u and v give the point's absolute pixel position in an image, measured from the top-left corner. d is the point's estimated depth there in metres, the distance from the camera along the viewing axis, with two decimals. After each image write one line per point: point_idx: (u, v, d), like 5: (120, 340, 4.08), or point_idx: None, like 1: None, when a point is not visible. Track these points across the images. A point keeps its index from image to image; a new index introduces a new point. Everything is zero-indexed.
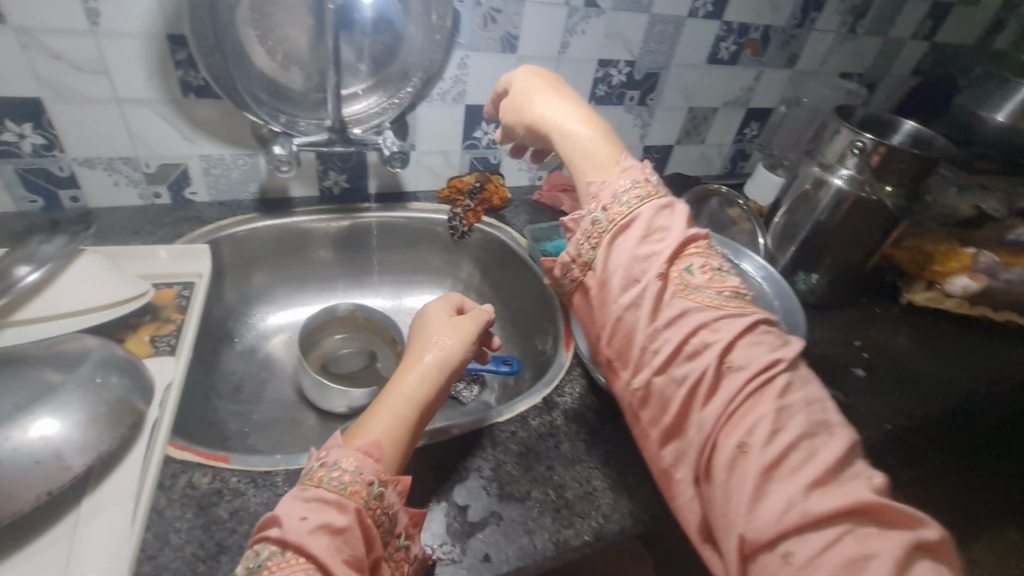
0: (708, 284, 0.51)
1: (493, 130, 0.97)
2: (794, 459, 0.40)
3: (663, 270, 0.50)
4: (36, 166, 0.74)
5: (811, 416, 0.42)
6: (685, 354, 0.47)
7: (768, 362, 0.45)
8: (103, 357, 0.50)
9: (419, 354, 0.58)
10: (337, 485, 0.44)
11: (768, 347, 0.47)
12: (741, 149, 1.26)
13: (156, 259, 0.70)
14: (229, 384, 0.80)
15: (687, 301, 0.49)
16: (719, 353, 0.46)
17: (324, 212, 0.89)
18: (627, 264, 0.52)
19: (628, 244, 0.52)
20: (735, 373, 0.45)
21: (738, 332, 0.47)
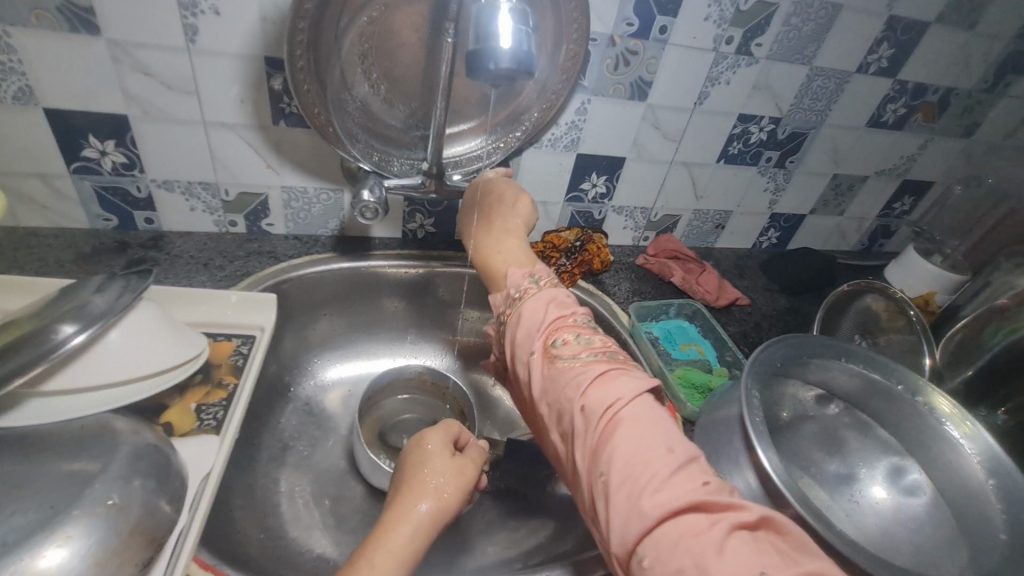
0: (573, 346, 0.50)
1: (602, 183, 0.84)
2: (640, 474, 0.40)
3: (534, 336, 0.52)
4: (114, 185, 0.68)
5: (629, 431, 0.43)
6: (563, 410, 0.47)
7: (614, 398, 0.45)
8: (134, 453, 0.41)
9: (413, 497, 0.48)
10: None
11: (617, 386, 0.46)
12: (886, 225, 1.06)
13: (222, 305, 0.62)
14: (277, 443, 0.71)
15: (557, 364, 0.49)
16: (578, 400, 0.46)
17: (404, 259, 0.80)
18: (521, 345, 0.53)
19: (515, 330, 0.54)
20: (592, 411, 0.45)
21: (594, 377, 0.47)
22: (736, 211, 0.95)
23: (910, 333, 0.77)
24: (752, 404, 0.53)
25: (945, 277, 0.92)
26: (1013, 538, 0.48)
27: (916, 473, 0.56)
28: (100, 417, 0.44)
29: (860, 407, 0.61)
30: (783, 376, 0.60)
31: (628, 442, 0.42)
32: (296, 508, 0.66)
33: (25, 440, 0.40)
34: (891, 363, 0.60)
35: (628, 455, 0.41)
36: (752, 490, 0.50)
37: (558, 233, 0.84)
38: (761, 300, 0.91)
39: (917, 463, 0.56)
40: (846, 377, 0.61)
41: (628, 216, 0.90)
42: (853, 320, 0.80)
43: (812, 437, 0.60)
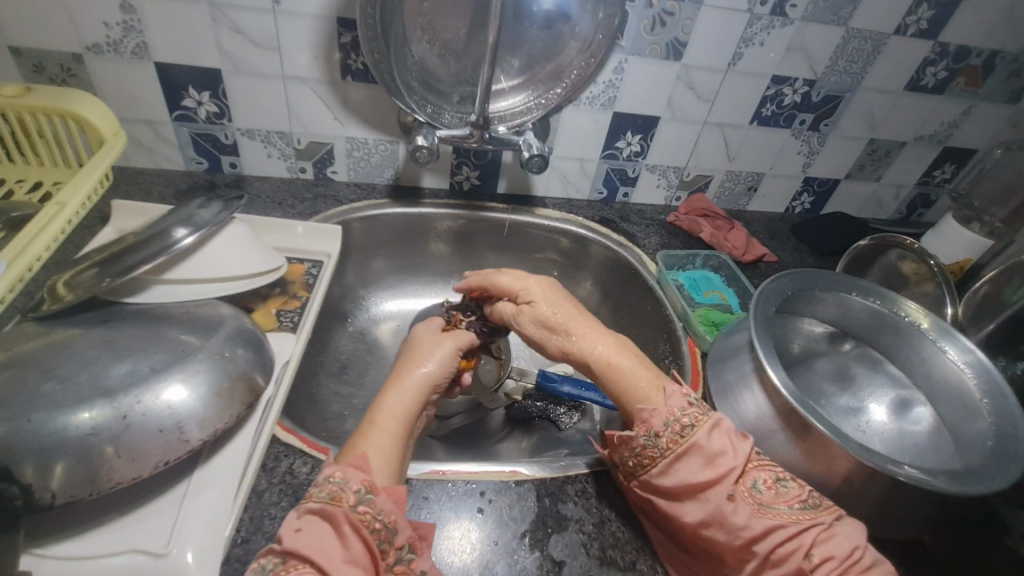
0: (778, 498, 0.47)
1: (636, 141, 0.89)
2: None
3: (733, 479, 0.47)
4: (207, 132, 0.79)
5: None
6: (788, 564, 0.44)
7: (848, 546, 0.44)
8: (235, 327, 0.50)
9: (416, 364, 0.57)
10: (326, 496, 0.42)
11: (843, 536, 0.45)
12: (926, 193, 1.06)
13: (292, 234, 0.72)
14: (337, 362, 0.81)
15: (772, 519, 0.45)
16: (808, 550, 0.44)
17: (450, 206, 0.88)
18: (702, 476, 0.47)
19: (692, 471, 0.48)
20: (830, 565, 0.43)
21: (820, 530, 0.45)
22: (769, 174, 0.98)
23: (936, 289, 0.79)
24: (761, 328, 0.58)
25: (981, 241, 0.92)
26: (998, 430, 0.52)
27: (921, 406, 0.60)
28: (206, 303, 0.54)
29: (870, 343, 0.65)
30: (795, 309, 0.66)
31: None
32: (353, 414, 0.75)
33: (153, 312, 0.50)
34: (889, 292, 0.64)
35: None
36: (761, 404, 0.56)
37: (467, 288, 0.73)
38: (789, 259, 0.94)
39: (923, 396, 0.61)
40: (853, 313, 0.65)
41: (661, 175, 0.95)
42: (877, 274, 0.85)
43: (825, 371, 0.65)
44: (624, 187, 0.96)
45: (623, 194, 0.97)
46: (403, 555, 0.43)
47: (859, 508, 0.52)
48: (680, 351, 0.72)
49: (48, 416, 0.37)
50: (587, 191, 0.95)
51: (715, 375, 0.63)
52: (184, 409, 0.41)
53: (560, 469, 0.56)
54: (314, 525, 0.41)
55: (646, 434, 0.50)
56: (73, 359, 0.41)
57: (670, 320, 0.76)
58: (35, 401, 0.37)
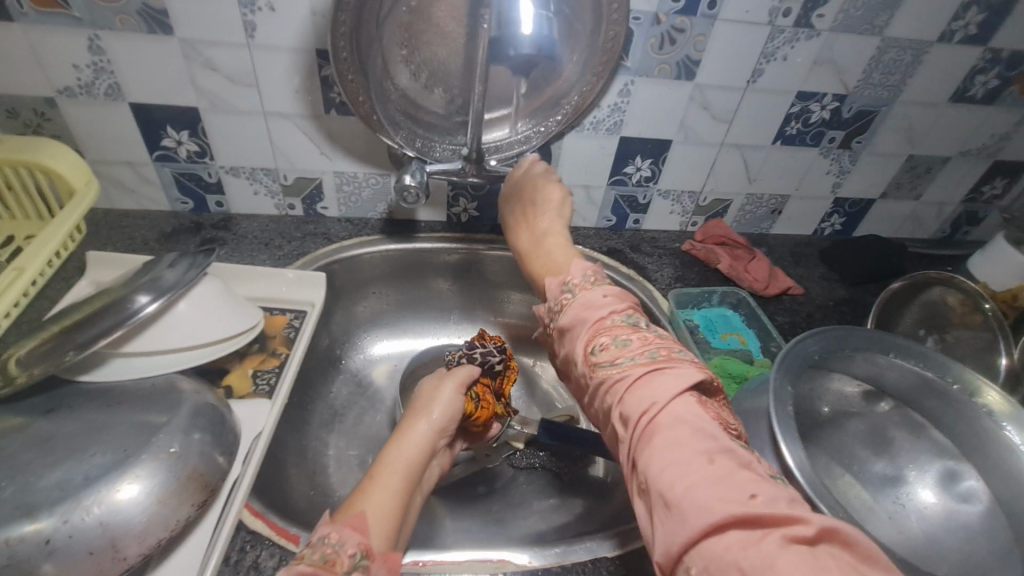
0: (610, 355, 0.46)
1: (647, 166, 0.82)
2: (712, 468, 0.35)
3: (576, 344, 0.49)
4: (189, 172, 0.76)
5: (714, 431, 0.37)
6: (631, 389, 0.42)
7: (650, 403, 0.40)
8: (195, 407, 0.46)
9: (414, 422, 0.54)
10: (319, 559, 0.39)
11: (654, 392, 0.41)
12: (972, 211, 0.96)
13: (277, 282, 0.68)
14: (328, 411, 0.77)
15: (598, 377, 0.45)
16: (620, 406, 0.42)
17: (446, 240, 0.83)
18: (586, 312, 0.50)
19: (561, 346, 0.52)
20: (667, 397, 0.40)
21: (635, 386, 0.42)
22: (794, 196, 0.90)
23: (987, 330, 0.70)
24: (782, 398, 0.51)
25: None
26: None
27: (969, 477, 0.52)
28: (167, 377, 0.50)
29: (914, 407, 0.57)
30: (825, 370, 0.59)
31: (666, 452, 0.37)
32: (343, 471, 0.71)
33: (106, 393, 0.46)
34: (946, 360, 0.55)
35: (704, 449, 0.36)
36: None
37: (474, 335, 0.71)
38: (817, 290, 0.86)
39: (973, 466, 0.52)
40: (900, 377, 0.57)
41: (675, 201, 0.88)
42: (918, 313, 0.75)
43: (859, 436, 0.58)
44: (635, 213, 0.89)
45: (633, 221, 0.90)
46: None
47: None
48: None
49: None
50: (594, 219, 0.89)
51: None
52: (123, 519, 0.37)
53: (556, 556, 0.50)
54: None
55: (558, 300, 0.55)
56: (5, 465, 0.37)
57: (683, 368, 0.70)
58: None
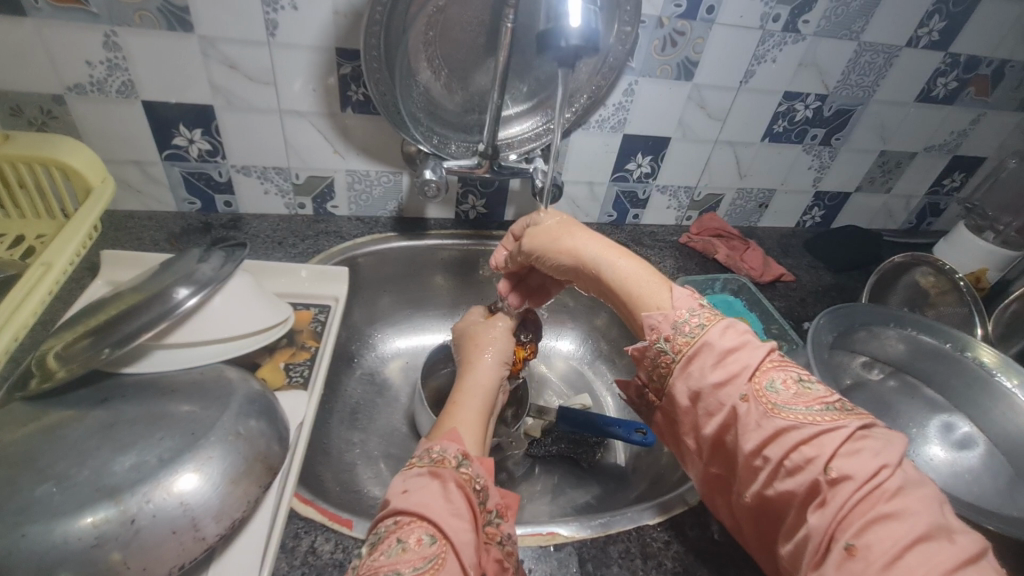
0: (797, 398, 0.41)
1: (648, 162, 0.87)
2: (908, 563, 0.32)
3: (743, 376, 0.43)
4: (199, 171, 0.75)
5: (908, 519, 0.33)
6: (795, 469, 0.39)
7: (875, 466, 0.36)
8: (248, 395, 0.46)
9: (478, 357, 0.62)
10: (427, 462, 0.45)
11: (871, 453, 0.37)
12: (935, 203, 1.05)
13: (297, 279, 0.68)
14: (347, 408, 0.77)
15: (785, 420, 0.40)
16: (825, 460, 0.37)
17: (457, 237, 0.84)
18: (710, 372, 0.44)
19: (703, 370, 0.45)
20: (843, 479, 0.36)
21: (844, 441, 0.38)
22: (780, 190, 0.96)
23: (961, 305, 0.77)
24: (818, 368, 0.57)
25: (998, 251, 0.91)
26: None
27: (962, 423, 0.58)
28: (212, 368, 0.49)
29: (915, 374, 0.63)
30: (848, 347, 0.65)
31: (906, 525, 0.33)
32: (368, 466, 0.71)
33: (155, 383, 0.45)
34: (940, 325, 0.64)
35: (904, 543, 0.33)
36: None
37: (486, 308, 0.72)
38: (806, 277, 0.92)
39: (963, 414, 0.59)
40: (922, 348, 0.64)
41: (672, 195, 0.92)
42: (901, 294, 0.82)
43: (865, 406, 0.61)
44: (635, 208, 0.93)
45: (633, 216, 0.94)
46: (492, 519, 0.45)
47: None
48: None
49: (46, 527, 0.33)
50: (597, 214, 0.92)
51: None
52: (202, 495, 0.38)
53: (600, 527, 0.52)
54: (423, 484, 0.42)
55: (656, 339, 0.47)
56: (72, 453, 0.37)
57: None
58: (29, 508, 0.34)
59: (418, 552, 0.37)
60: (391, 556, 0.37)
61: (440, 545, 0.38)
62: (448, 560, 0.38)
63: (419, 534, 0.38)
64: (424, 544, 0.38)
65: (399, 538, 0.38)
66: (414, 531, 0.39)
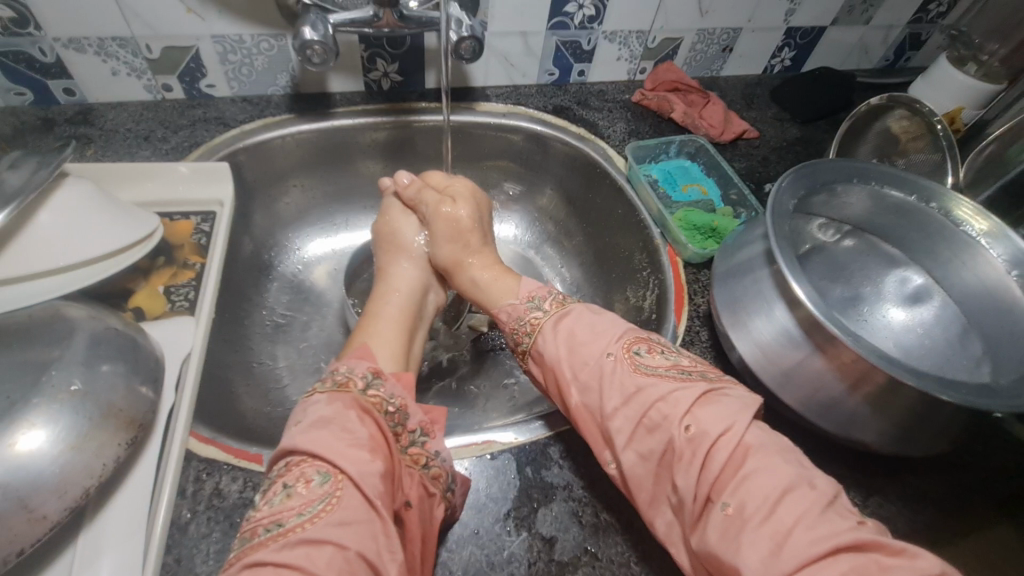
0: (657, 365, 0.45)
1: (591, 2, 0.71)
2: (781, 518, 0.35)
3: (612, 343, 0.47)
4: (12, 49, 0.58)
5: (766, 469, 0.37)
6: (658, 426, 0.41)
7: (727, 423, 0.39)
8: (93, 337, 0.38)
9: (396, 262, 0.61)
10: (330, 385, 0.42)
11: (727, 409, 0.41)
12: (917, 32, 0.93)
13: (175, 177, 0.56)
14: (270, 322, 0.69)
15: (645, 380, 0.43)
16: (684, 419, 0.40)
17: (369, 113, 0.71)
18: (579, 341, 0.48)
19: (571, 336, 0.49)
20: (701, 435, 0.39)
21: (699, 398, 0.41)
22: (746, 29, 0.83)
23: (934, 153, 0.70)
24: (779, 236, 0.48)
25: (978, 86, 0.82)
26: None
27: (917, 274, 0.56)
28: (48, 307, 0.40)
29: (875, 232, 0.58)
30: (805, 211, 0.57)
31: (771, 478, 0.36)
32: (299, 381, 0.66)
33: None
34: (909, 175, 0.55)
35: (759, 484, 0.36)
36: (783, 328, 0.48)
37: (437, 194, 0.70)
38: (771, 132, 0.83)
39: (918, 265, 0.56)
40: (884, 207, 0.56)
41: (622, 43, 0.78)
42: (871, 141, 0.74)
43: (819, 269, 0.58)
44: (579, 63, 0.79)
45: (578, 72, 0.81)
46: (416, 438, 0.43)
47: (880, 426, 0.46)
48: (661, 263, 0.64)
49: None
50: (535, 73, 0.78)
51: (719, 294, 0.54)
52: (39, 464, 0.31)
53: (540, 429, 0.49)
54: (319, 413, 0.40)
55: (527, 305, 0.53)
56: None
57: (645, 227, 0.67)
58: None
59: (306, 496, 0.35)
60: (274, 505, 0.35)
61: (335, 481, 0.36)
62: (345, 492, 0.35)
63: (307, 472, 0.36)
64: (314, 486, 0.35)
65: (286, 483, 0.36)
66: (304, 471, 0.36)
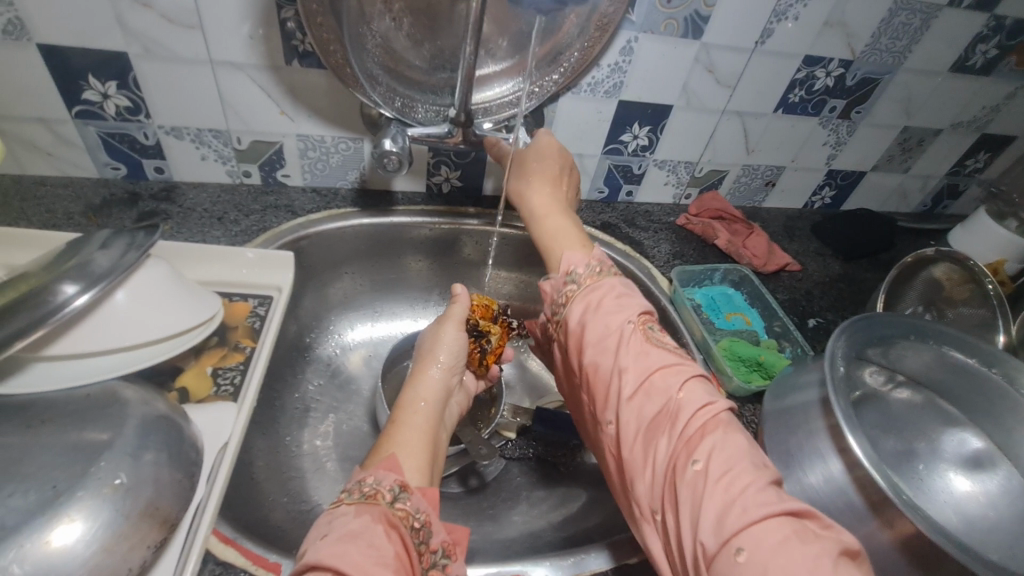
0: (663, 341, 0.50)
1: (645, 134, 0.76)
2: (736, 479, 0.39)
3: (628, 317, 0.51)
4: (120, 132, 0.64)
5: (732, 439, 0.42)
6: (654, 388, 0.46)
7: (710, 398, 0.45)
8: (145, 425, 0.38)
9: (426, 366, 0.56)
10: (359, 497, 0.40)
11: (710, 390, 0.46)
12: (955, 184, 0.96)
13: (239, 261, 0.58)
14: (299, 404, 0.69)
15: (654, 351, 0.49)
16: (676, 387, 0.45)
17: (427, 213, 0.74)
18: (596, 309, 0.53)
19: (597, 302, 0.53)
20: (687, 401, 0.44)
21: (690, 373, 0.47)
22: (789, 167, 0.87)
23: (987, 312, 0.69)
24: (838, 392, 0.47)
25: (1021, 243, 0.83)
26: None
27: (976, 438, 0.53)
28: (107, 386, 0.41)
29: (931, 386, 0.56)
30: (861, 359, 0.55)
31: (731, 446, 0.41)
32: (320, 471, 0.64)
33: (29, 409, 0.37)
34: (967, 337, 0.55)
35: (727, 451, 0.41)
36: (840, 491, 0.45)
37: (484, 298, 0.64)
38: (812, 265, 0.84)
39: (977, 428, 0.54)
40: (948, 368, 0.55)
41: (670, 171, 0.82)
42: (917, 290, 0.73)
43: (873, 419, 0.55)
44: (628, 184, 0.83)
45: (626, 192, 0.84)
46: (438, 560, 0.40)
47: None
48: None
49: None
50: (586, 190, 0.83)
51: (768, 437, 0.52)
52: (72, 561, 0.31)
53: (571, 567, 0.47)
54: (347, 525, 0.38)
55: (565, 278, 0.57)
56: None
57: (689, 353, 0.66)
58: None
59: None
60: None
61: None
62: None
63: None
64: None
65: None
66: None
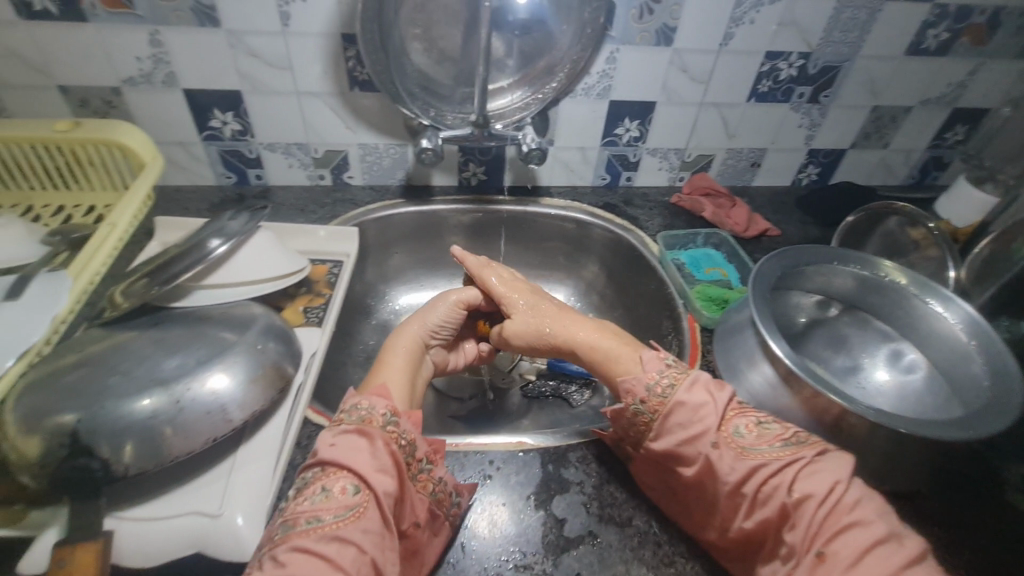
0: (759, 439, 0.50)
1: (636, 127, 0.92)
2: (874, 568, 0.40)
3: (713, 428, 0.50)
4: (233, 149, 0.86)
5: (860, 522, 0.43)
6: (766, 496, 0.47)
7: (832, 482, 0.45)
8: (266, 325, 0.57)
9: (405, 326, 0.67)
10: (356, 419, 0.50)
11: (827, 472, 0.46)
12: (938, 156, 1.05)
13: (315, 237, 0.79)
14: (363, 352, 0.88)
15: (753, 459, 0.48)
16: (789, 487, 0.46)
17: (458, 202, 0.93)
18: (677, 437, 0.51)
19: (678, 425, 0.52)
20: (806, 500, 0.45)
21: (801, 466, 0.47)
22: (771, 149, 0.99)
23: (937, 254, 0.79)
24: (760, 306, 0.60)
25: (991, 202, 0.91)
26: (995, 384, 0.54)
27: (908, 347, 0.64)
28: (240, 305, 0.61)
29: (863, 305, 0.68)
30: (795, 286, 0.69)
31: (864, 532, 0.42)
32: None
33: (197, 314, 0.57)
34: (877, 259, 0.66)
35: (858, 537, 0.42)
36: (768, 378, 0.58)
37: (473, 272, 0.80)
38: (794, 232, 0.96)
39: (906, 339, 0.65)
40: (870, 285, 0.66)
41: (662, 157, 0.97)
42: (879, 243, 0.85)
43: (822, 340, 0.68)
44: (627, 171, 0.99)
45: (626, 178, 1.00)
46: (421, 466, 0.52)
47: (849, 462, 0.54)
48: (681, 326, 0.77)
49: (117, 405, 0.45)
50: (590, 178, 0.99)
51: (721, 349, 0.66)
52: (231, 391, 0.50)
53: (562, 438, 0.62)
54: (349, 440, 0.48)
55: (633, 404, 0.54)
56: (135, 358, 0.49)
57: (670, 299, 0.81)
58: (105, 393, 0.46)
59: (341, 501, 0.44)
60: (313, 504, 0.44)
61: (363, 494, 0.45)
62: (368, 507, 0.45)
63: (342, 483, 0.45)
64: (347, 494, 0.45)
65: (324, 486, 0.45)
66: (338, 479, 0.46)
